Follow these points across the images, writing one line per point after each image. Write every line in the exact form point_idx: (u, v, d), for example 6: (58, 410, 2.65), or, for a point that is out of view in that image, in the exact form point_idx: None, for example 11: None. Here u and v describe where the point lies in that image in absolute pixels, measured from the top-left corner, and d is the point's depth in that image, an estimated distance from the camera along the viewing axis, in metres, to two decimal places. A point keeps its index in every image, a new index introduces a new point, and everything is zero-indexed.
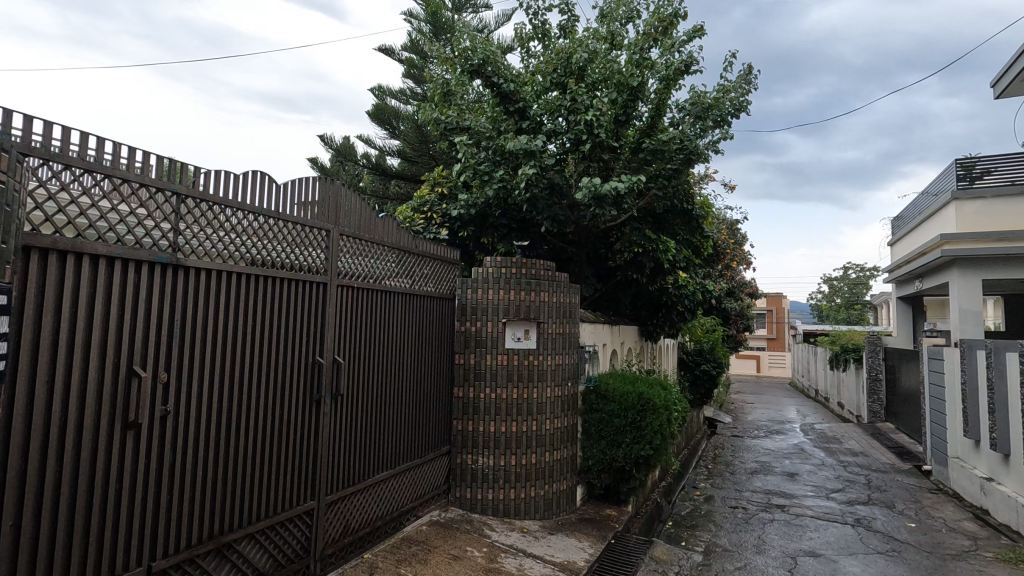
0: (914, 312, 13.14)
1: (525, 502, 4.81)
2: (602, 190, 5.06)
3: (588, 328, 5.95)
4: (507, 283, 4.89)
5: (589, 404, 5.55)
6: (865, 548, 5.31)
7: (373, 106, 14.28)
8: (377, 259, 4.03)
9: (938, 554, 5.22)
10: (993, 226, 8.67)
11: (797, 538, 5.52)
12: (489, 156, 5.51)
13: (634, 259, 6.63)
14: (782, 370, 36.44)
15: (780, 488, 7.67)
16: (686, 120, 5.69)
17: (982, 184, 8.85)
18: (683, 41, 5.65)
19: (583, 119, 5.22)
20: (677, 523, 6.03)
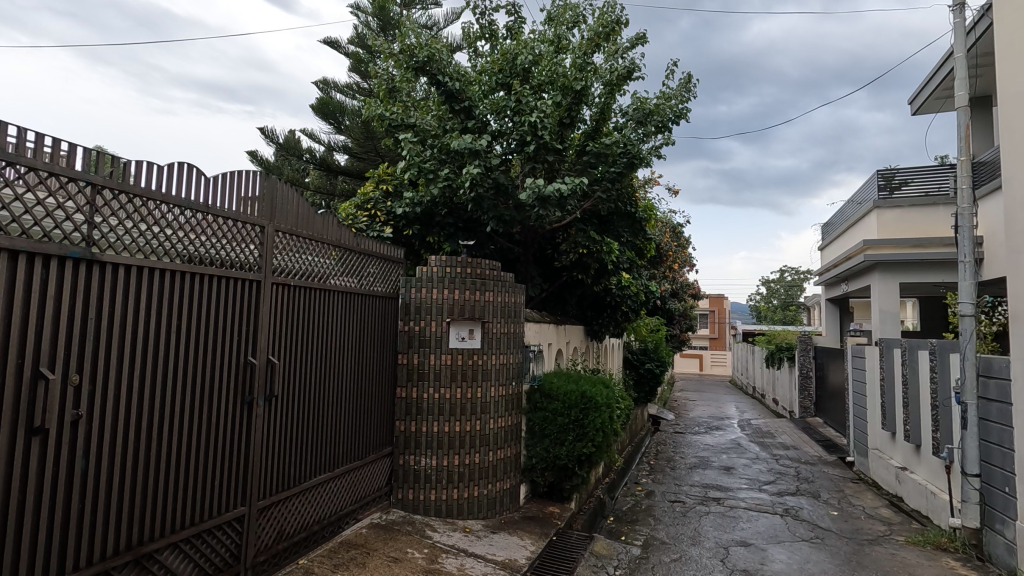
0: (841, 313, 13.98)
1: (468, 501, 4.80)
2: (545, 191, 5.13)
3: (533, 328, 6.00)
4: (452, 283, 4.87)
5: (533, 403, 5.60)
6: (791, 536, 5.61)
7: (318, 100, 13.90)
8: (317, 256, 3.92)
9: (857, 539, 5.57)
10: (909, 233, 9.34)
11: (729, 529, 5.77)
12: (434, 154, 5.51)
13: (579, 260, 6.72)
14: (722, 369, 37.89)
15: (716, 482, 7.98)
16: (629, 125, 5.84)
17: (900, 194, 9.51)
18: (626, 48, 5.79)
19: (527, 121, 5.28)
20: (618, 518, 6.17)
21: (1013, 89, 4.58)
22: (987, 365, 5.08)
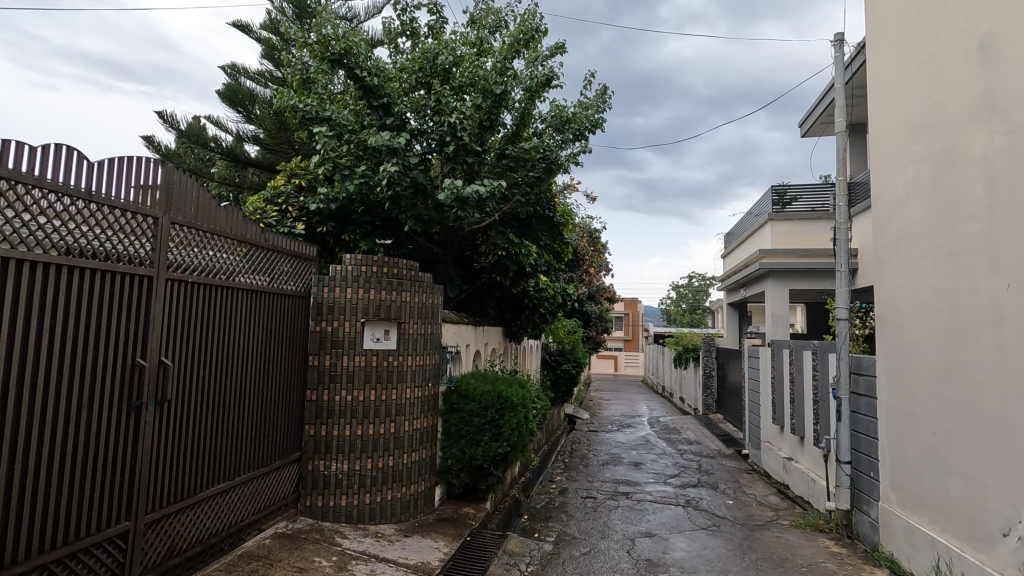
0: (740, 316, 15.09)
1: (381, 505, 4.70)
2: (464, 192, 5.12)
3: (451, 329, 5.98)
4: (367, 282, 4.76)
5: (449, 403, 5.58)
6: (692, 525, 5.98)
7: (226, 86, 13.07)
8: (219, 251, 3.69)
9: (749, 525, 6.04)
10: (797, 244, 10.27)
11: (636, 521, 6.06)
12: (351, 150, 5.38)
13: (498, 262, 6.76)
14: (636, 369, 39.68)
15: (626, 477, 8.34)
16: (548, 131, 6.02)
17: (791, 208, 10.42)
18: (545, 56, 5.94)
19: (446, 121, 5.27)
20: (533, 516, 6.28)
21: (882, 119, 5.17)
22: (857, 363, 5.70)
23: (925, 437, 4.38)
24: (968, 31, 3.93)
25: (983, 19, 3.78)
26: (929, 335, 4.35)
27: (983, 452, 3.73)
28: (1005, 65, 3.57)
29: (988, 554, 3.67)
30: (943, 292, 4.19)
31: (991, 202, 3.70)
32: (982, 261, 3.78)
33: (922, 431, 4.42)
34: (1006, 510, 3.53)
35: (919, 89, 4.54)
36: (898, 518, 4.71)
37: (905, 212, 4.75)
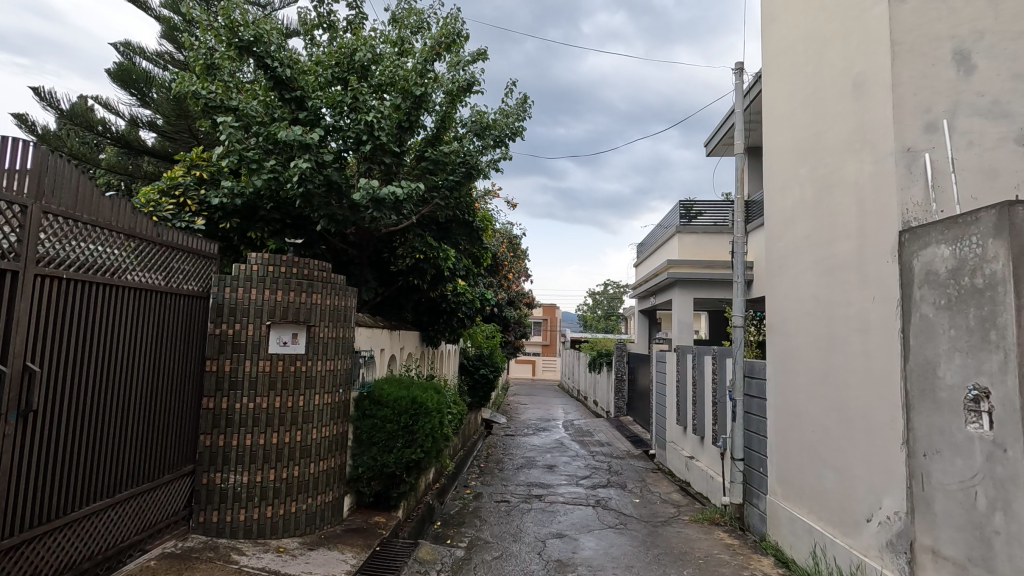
0: (650, 323, 15.86)
1: (284, 518, 4.46)
2: (380, 193, 5.00)
3: (365, 333, 5.81)
4: (274, 282, 4.52)
5: (361, 410, 5.42)
6: (600, 524, 6.19)
7: (118, 65, 11.93)
8: (104, 245, 3.36)
9: (653, 522, 6.35)
10: (702, 256, 10.97)
11: (548, 523, 6.17)
12: (259, 142, 5.09)
13: (416, 266, 6.66)
14: (553, 374, 40.55)
15: (539, 480, 8.49)
16: (468, 136, 6.09)
17: (696, 222, 11.13)
18: (467, 61, 5.97)
19: (363, 119, 5.11)
20: (446, 522, 6.22)
21: (775, 144, 5.65)
22: (750, 367, 6.15)
23: (805, 434, 4.82)
24: (845, 70, 4.39)
25: (857, 60, 4.24)
26: (810, 342, 4.80)
27: (851, 446, 4.16)
28: (874, 102, 4.01)
29: (854, 538, 4.09)
30: (821, 302, 4.64)
31: (861, 222, 4.14)
32: (853, 275, 4.22)
33: (803, 429, 4.86)
34: (869, 497, 3.95)
35: (805, 119, 5.01)
36: (782, 509, 5.14)
37: (792, 229, 5.22)
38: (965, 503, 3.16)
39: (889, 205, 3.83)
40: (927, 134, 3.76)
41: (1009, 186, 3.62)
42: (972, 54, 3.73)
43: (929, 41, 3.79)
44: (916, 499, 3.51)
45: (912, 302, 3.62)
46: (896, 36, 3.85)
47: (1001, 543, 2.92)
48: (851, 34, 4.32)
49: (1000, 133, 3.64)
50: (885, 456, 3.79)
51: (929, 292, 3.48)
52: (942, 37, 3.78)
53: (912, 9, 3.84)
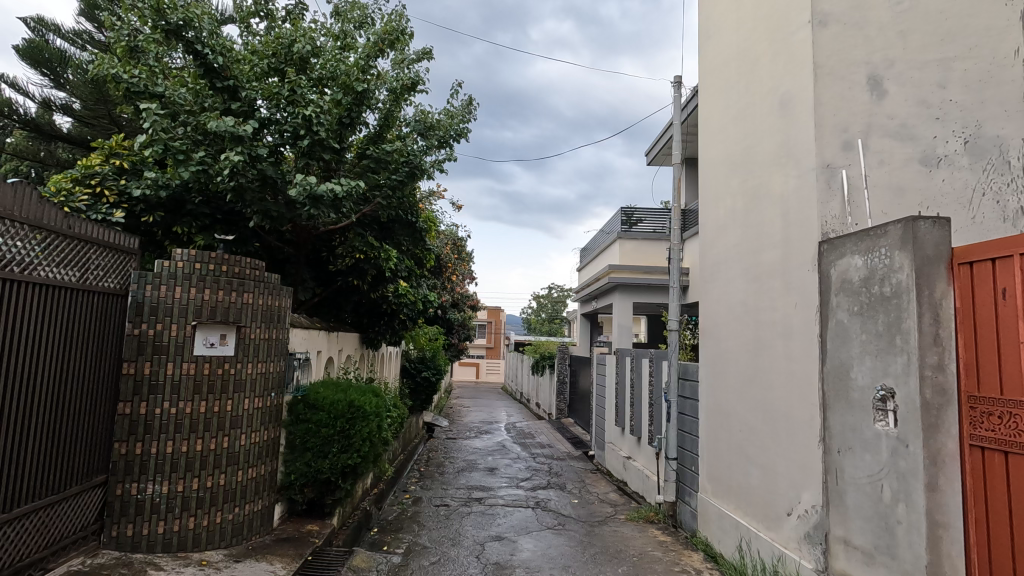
0: (592, 326, 16.19)
1: (208, 530, 4.22)
2: (317, 190, 4.82)
3: (301, 334, 5.61)
4: (202, 280, 4.29)
5: (295, 414, 5.21)
6: (538, 525, 6.24)
7: (26, 42, 10.98)
8: (5, 236, 3.07)
9: (590, 521, 6.47)
10: (641, 262, 11.31)
11: (487, 526, 6.17)
12: (187, 132, 4.83)
13: (356, 266, 6.49)
14: (496, 376, 40.62)
15: (480, 483, 8.47)
16: (412, 136, 6.01)
17: (637, 229, 11.46)
18: (412, 60, 5.90)
19: (301, 113, 4.92)
20: (383, 528, 6.10)
21: (709, 155, 5.91)
22: (684, 370, 6.39)
23: (734, 433, 5.05)
24: (772, 88, 4.66)
25: (783, 79, 4.50)
26: (739, 346, 5.04)
27: (774, 444, 4.40)
28: (798, 119, 4.27)
29: (776, 531, 4.32)
30: (749, 308, 4.89)
31: (785, 232, 4.39)
32: (777, 282, 4.47)
33: (732, 428, 5.09)
34: (790, 492, 4.18)
35: (737, 133, 5.27)
36: (712, 505, 5.36)
37: (724, 237, 5.48)
38: (873, 495, 3.40)
39: (810, 216, 4.09)
40: (844, 152, 4.03)
41: (914, 203, 3.94)
42: (884, 79, 4.04)
43: (846, 65, 4.08)
44: (831, 492, 3.75)
45: (829, 308, 3.87)
46: (819, 59, 4.11)
47: (903, 531, 3.16)
48: (778, 55, 4.58)
49: (907, 154, 3.96)
50: (804, 453, 4.03)
51: (844, 299, 3.73)
52: (858, 63, 4.08)
53: (832, 34, 4.12)
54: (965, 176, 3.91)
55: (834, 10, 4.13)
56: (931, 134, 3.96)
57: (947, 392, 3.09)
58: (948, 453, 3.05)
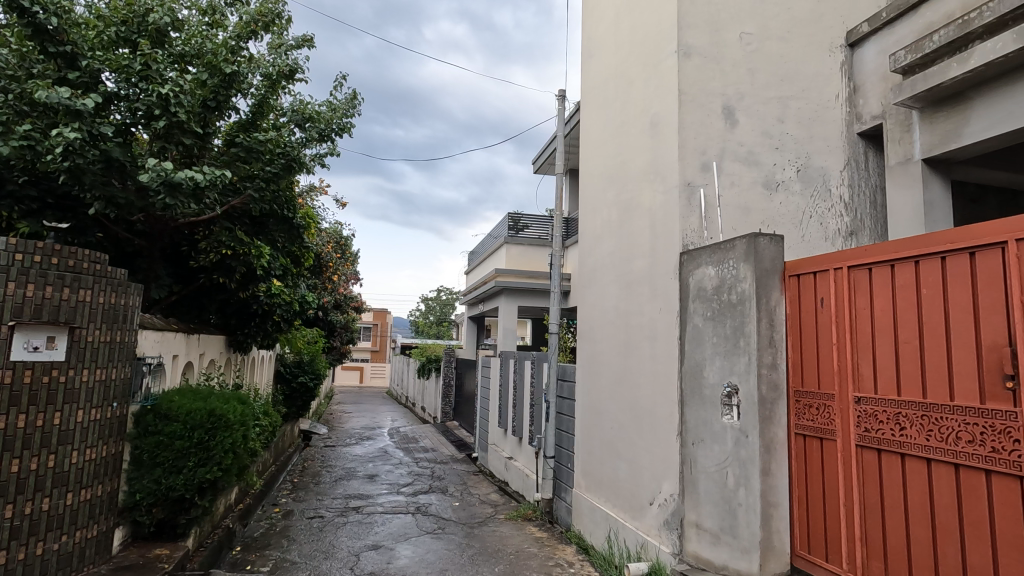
0: (478, 329, 16.36)
1: (29, 564, 3.58)
2: (174, 178, 4.35)
3: (152, 337, 5.02)
4: (26, 273, 3.64)
5: (142, 427, 4.62)
6: (417, 531, 6.15)
7: None
8: None
9: (470, 523, 6.50)
10: (526, 266, 11.69)
11: (363, 535, 5.96)
12: (9, 101, 4.14)
13: (221, 262, 5.95)
14: (381, 380, 39.49)
15: (359, 491, 8.17)
16: (288, 126, 5.72)
17: (523, 235, 11.84)
18: (291, 45, 5.57)
19: (155, 91, 4.41)
20: (247, 546, 5.65)
21: (589, 167, 6.25)
22: (562, 371, 6.65)
23: (605, 429, 5.37)
24: (644, 109, 5.03)
25: (653, 102, 4.88)
26: (611, 348, 5.36)
27: (640, 439, 4.74)
28: (665, 140, 4.64)
29: (639, 520, 4.66)
30: (620, 312, 5.23)
31: (652, 243, 4.76)
32: (645, 289, 4.83)
33: (603, 425, 5.41)
34: (652, 484, 4.52)
35: (613, 148, 5.63)
36: (585, 500, 5.65)
37: (600, 245, 5.82)
38: (719, 481, 3.77)
39: (673, 229, 4.47)
40: (703, 173, 4.44)
41: (758, 220, 4.43)
42: (736, 110, 4.53)
43: (706, 94, 4.52)
44: (686, 482, 4.11)
45: (688, 313, 4.25)
46: (684, 86, 4.51)
47: (742, 512, 3.55)
48: (650, 78, 4.95)
49: (753, 177, 4.47)
50: (664, 446, 4.38)
51: (699, 305, 4.12)
52: (715, 93, 4.54)
53: (695, 65, 4.54)
54: (797, 201, 4.51)
55: (696, 44, 4.56)
56: (772, 161, 4.51)
57: (778, 388, 3.56)
58: (777, 441, 3.51)
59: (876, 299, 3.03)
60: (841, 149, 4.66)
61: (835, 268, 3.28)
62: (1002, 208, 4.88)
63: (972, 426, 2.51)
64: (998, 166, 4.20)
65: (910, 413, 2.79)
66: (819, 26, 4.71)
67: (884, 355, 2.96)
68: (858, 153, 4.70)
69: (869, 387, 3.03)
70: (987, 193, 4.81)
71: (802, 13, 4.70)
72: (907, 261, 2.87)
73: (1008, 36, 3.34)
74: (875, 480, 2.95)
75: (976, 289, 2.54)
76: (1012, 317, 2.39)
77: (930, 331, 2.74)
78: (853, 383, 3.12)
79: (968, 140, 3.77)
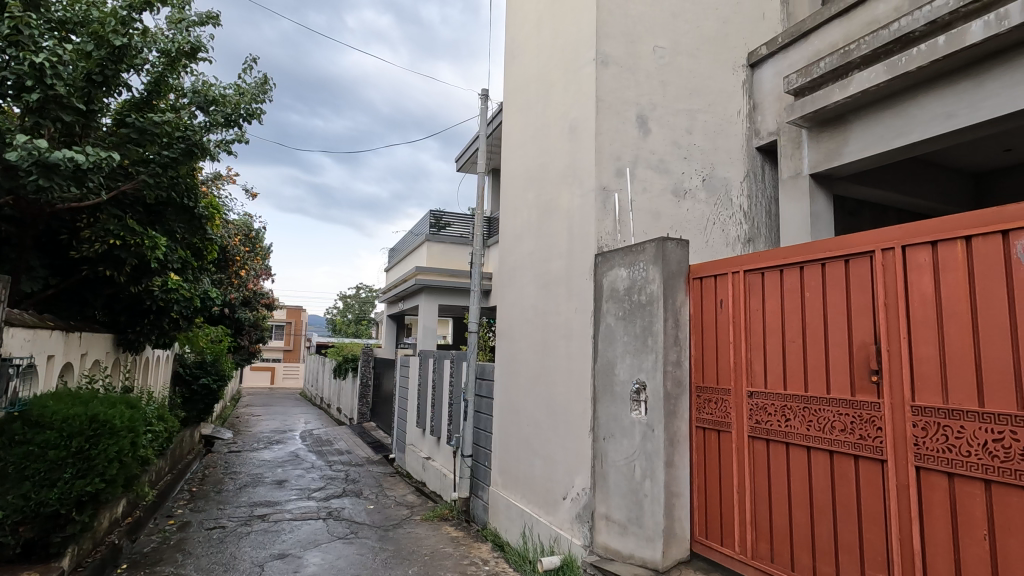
0: (398, 327, 16.04)
1: None
2: (50, 158, 3.91)
3: (22, 336, 4.46)
4: None
5: (7, 436, 4.11)
6: (328, 537, 5.93)
7: None
8: None
9: (385, 526, 6.35)
10: (448, 265, 11.59)
11: (268, 544, 5.66)
12: None
13: (109, 253, 5.41)
14: (294, 381, 37.67)
15: (265, 498, 7.74)
16: (189, 108, 5.32)
17: (445, 233, 11.72)
18: (194, 22, 5.18)
19: (27, 59, 3.91)
20: (136, 563, 5.19)
21: (511, 167, 6.31)
22: (481, 370, 6.66)
23: (522, 427, 5.43)
24: (563, 113, 5.14)
25: (572, 108, 5.00)
26: (528, 346, 5.45)
27: (555, 435, 4.84)
28: (583, 145, 4.78)
29: (553, 515, 4.76)
30: (538, 311, 5.32)
31: (570, 245, 4.87)
32: (562, 289, 4.94)
33: (520, 423, 5.48)
34: (565, 479, 4.63)
35: (534, 150, 5.71)
36: (501, 497, 5.70)
37: (519, 245, 5.89)
38: (628, 475, 3.93)
39: (588, 232, 4.61)
40: (617, 178, 4.61)
41: (667, 225, 4.66)
42: (649, 119, 4.75)
43: (621, 103, 4.69)
44: (597, 476, 4.25)
45: (601, 313, 4.40)
46: (601, 94, 4.66)
47: (647, 504, 3.72)
48: (569, 84, 5.08)
49: (663, 184, 4.70)
50: (577, 443, 4.50)
51: (612, 306, 4.27)
52: (630, 102, 4.72)
53: (612, 74, 4.70)
54: (702, 208, 4.80)
55: (613, 53, 4.72)
56: (680, 170, 4.77)
57: (681, 384, 3.77)
58: (680, 435, 3.72)
59: (768, 301, 3.29)
60: (742, 161, 5.01)
61: (733, 272, 3.53)
62: (874, 222, 5.47)
63: (844, 417, 2.78)
64: (872, 183, 4.70)
65: (794, 406, 3.05)
66: (724, 46, 5.04)
67: (774, 352, 3.22)
68: (756, 166, 5.07)
69: (760, 382, 3.28)
70: (862, 207, 5.37)
71: (709, 32, 5.01)
72: (793, 267, 3.14)
73: (881, 67, 3.74)
74: (764, 468, 3.20)
75: (849, 293, 2.82)
76: (877, 319, 2.68)
77: (811, 331, 3.01)
78: (746, 379, 3.37)
79: (848, 158, 4.18)
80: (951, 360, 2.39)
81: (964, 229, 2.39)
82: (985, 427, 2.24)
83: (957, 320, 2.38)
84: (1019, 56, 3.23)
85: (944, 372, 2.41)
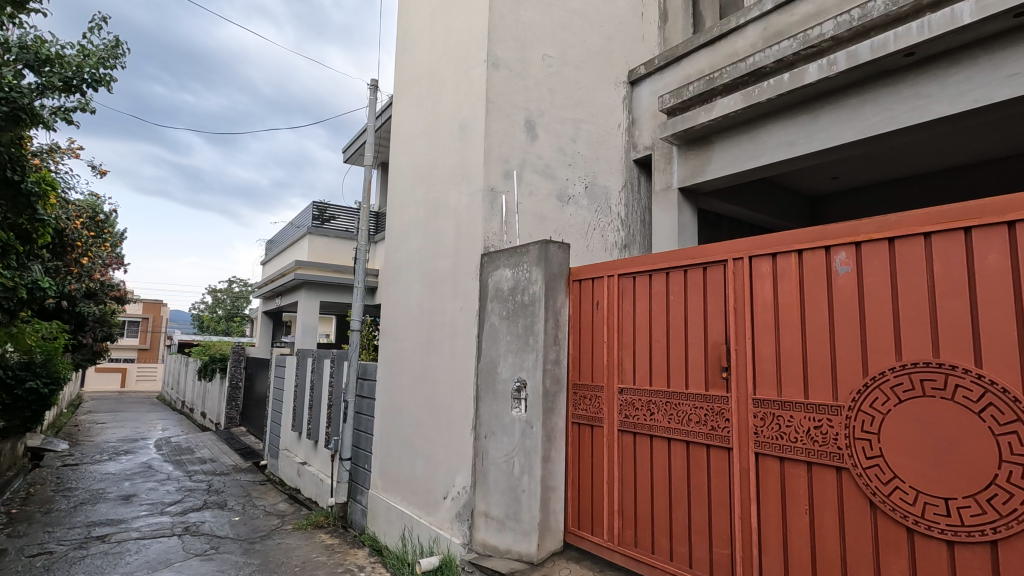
0: (275, 325, 15.00)
1: None
2: None
3: None
4: None
5: None
6: (183, 555, 5.37)
7: None
8: None
9: (251, 539, 5.90)
10: (331, 261, 11.05)
11: (109, 569, 5.00)
12: None
13: None
14: (150, 383, 33.73)
15: (107, 516, 6.84)
16: (15, 66, 4.56)
17: (328, 226, 11.09)
18: None
19: None
20: None
21: (399, 161, 6.16)
22: (363, 369, 6.42)
23: (404, 428, 5.32)
24: (454, 112, 5.12)
25: (462, 107, 4.99)
26: (412, 345, 5.35)
27: (437, 435, 4.80)
28: (472, 144, 4.79)
29: (433, 515, 4.72)
30: (423, 310, 5.24)
31: (456, 244, 4.87)
32: (448, 287, 4.91)
33: (402, 423, 5.36)
34: (446, 478, 4.62)
35: (423, 146, 5.63)
36: (380, 500, 5.54)
37: (406, 242, 5.77)
38: (507, 471, 4.00)
39: (475, 232, 4.64)
40: (505, 180, 4.68)
41: (551, 229, 4.82)
42: (537, 125, 4.88)
43: (510, 106, 4.77)
44: (477, 474, 4.28)
45: (486, 313, 4.44)
46: (491, 96, 4.70)
47: (525, 498, 3.81)
48: (460, 84, 5.07)
49: (548, 189, 4.85)
50: (459, 441, 4.50)
51: (496, 305, 4.33)
52: (519, 106, 4.82)
53: (502, 77, 4.76)
54: (584, 214, 5.03)
55: (504, 57, 4.79)
56: (564, 176, 4.95)
57: (559, 381, 3.92)
58: (556, 431, 3.87)
59: (638, 304, 3.53)
60: (621, 172, 5.33)
61: (608, 275, 3.74)
62: (731, 234, 6.07)
63: (699, 410, 3.06)
64: (729, 199, 5.23)
65: (657, 400, 3.30)
66: (607, 62, 5.33)
67: (642, 351, 3.45)
68: (633, 177, 5.42)
69: (629, 378, 3.51)
70: (722, 220, 5.93)
71: (594, 47, 5.26)
72: (660, 272, 3.40)
73: (738, 95, 4.18)
74: (630, 459, 3.42)
75: (706, 298, 3.11)
76: (728, 321, 2.98)
77: (674, 331, 3.27)
78: (617, 376, 3.59)
79: (710, 175, 4.61)
80: (784, 358, 2.73)
81: (797, 243, 2.73)
82: (809, 415, 2.59)
83: (791, 322, 2.72)
84: (844, 98, 3.77)
85: (778, 369, 2.74)
